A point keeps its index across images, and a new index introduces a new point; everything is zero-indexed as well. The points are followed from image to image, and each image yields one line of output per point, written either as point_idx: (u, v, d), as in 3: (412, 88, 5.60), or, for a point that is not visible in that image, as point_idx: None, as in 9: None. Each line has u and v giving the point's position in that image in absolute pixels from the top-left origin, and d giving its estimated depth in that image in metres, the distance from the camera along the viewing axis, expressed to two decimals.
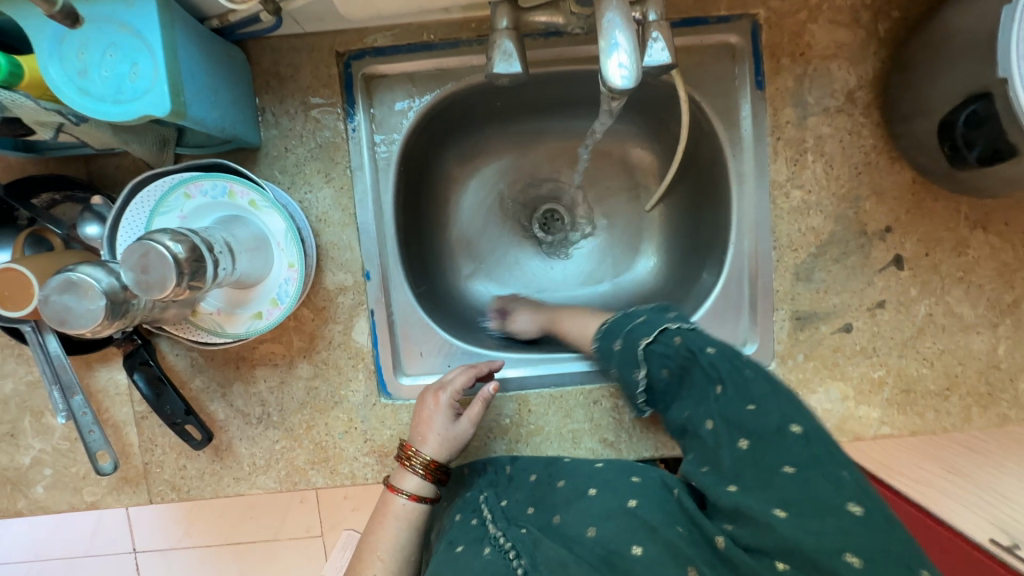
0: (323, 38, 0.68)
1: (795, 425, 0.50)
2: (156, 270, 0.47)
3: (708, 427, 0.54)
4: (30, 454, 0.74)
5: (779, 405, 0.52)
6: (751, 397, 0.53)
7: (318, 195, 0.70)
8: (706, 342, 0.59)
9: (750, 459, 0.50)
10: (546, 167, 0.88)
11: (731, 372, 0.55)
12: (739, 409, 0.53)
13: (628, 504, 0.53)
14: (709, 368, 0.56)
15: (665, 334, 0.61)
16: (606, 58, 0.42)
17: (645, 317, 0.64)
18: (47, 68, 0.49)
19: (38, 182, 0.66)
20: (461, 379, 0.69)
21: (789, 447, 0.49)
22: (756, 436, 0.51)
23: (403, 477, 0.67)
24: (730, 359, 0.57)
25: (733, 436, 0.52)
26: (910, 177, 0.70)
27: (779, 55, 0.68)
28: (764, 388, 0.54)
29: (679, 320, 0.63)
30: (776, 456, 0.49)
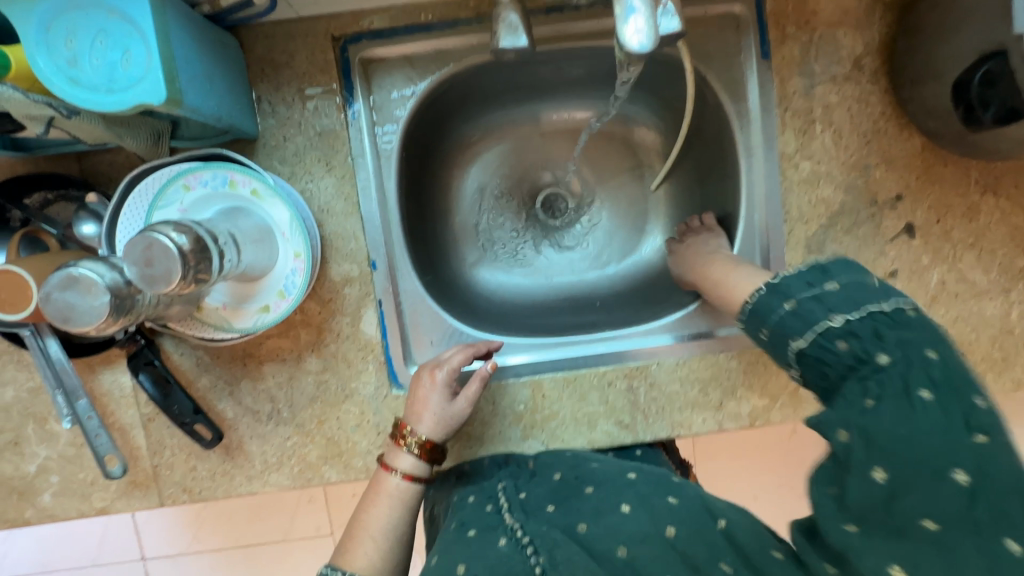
0: (318, 22, 0.66)
1: (961, 472, 0.36)
2: (161, 263, 0.45)
3: (839, 439, 0.40)
4: (35, 462, 0.72)
5: (949, 440, 0.37)
6: (918, 422, 0.38)
7: (319, 184, 0.68)
8: (881, 343, 0.42)
9: (883, 497, 0.37)
10: (548, 150, 0.87)
11: (897, 384, 0.40)
12: (890, 435, 0.38)
13: (666, 533, 0.50)
14: (874, 378, 0.41)
15: (825, 335, 0.44)
16: (623, 24, 0.41)
17: (794, 304, 0.47)
18: (34, 58, 0.47)
19: (31, 182, 0.65)
20: (457, 356, 0.67)
21: (946, 495, 0.36)
22: (908, 467, 0.37)
23: (398, 455, 0.64)
24: (902, 373, 0.40)
25: (869, 459, 0.38)
26: (919, 144, 0.69)
27: (784, 24, 0.67)
28: (940, 419, 0.38)
29: (845, 305, 0.45)
30: (917, 503, 0.37)
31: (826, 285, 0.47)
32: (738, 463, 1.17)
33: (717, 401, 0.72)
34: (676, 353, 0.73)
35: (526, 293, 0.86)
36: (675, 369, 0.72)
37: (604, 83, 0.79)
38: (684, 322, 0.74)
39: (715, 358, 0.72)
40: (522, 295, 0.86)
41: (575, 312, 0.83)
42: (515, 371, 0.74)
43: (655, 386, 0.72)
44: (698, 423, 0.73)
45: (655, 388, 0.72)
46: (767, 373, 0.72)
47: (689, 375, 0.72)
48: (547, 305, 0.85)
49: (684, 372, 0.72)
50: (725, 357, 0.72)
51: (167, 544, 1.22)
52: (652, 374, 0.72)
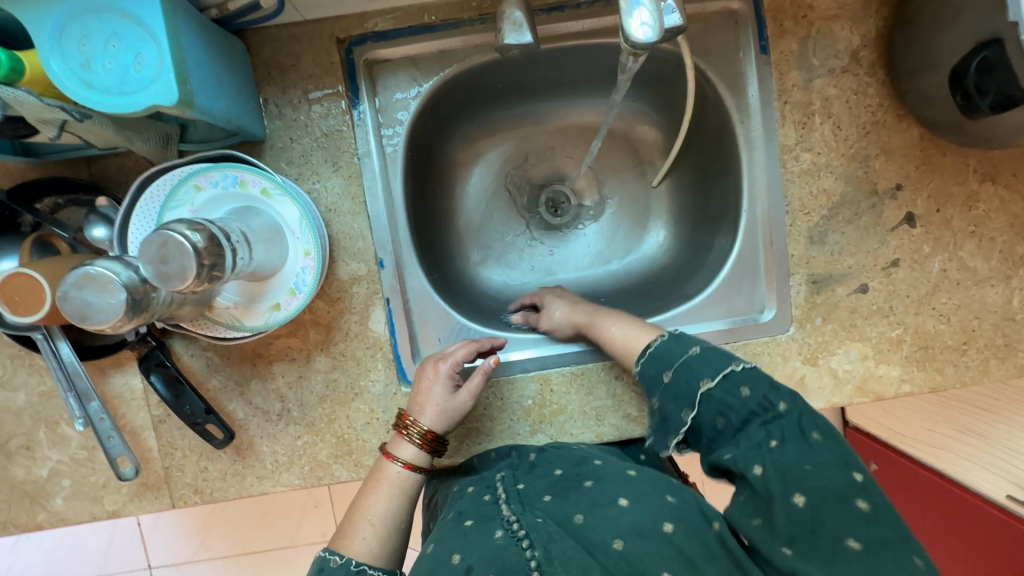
0: (323, 25, 0.67)
1: (860, 500, 0.47)
2: (175, 260, 0.46)
3: (756, 472, 0.49)
4: (48, 466, 0.73)
5: (839, 471, 0.48)
6: (812, 456, 0.49)
7: (326, 184, 0.69)
8: (768, 396, 0.53)
9: (808, 521, 0.46)
10: (550, 148, 0.88)
11: (794, 430, 0.51)
12: (796, 470, 0.48)
13: (663, 528, 0.48)
14: (771, 423, 0.52)
15: (729, 379, 0.55)
16: (628, 16, 0.43)
17: (699, 350, 0.58)
18: (50, 63, 0.48)
19: (39, 187, 0.65)
20: (462, 350, 0.67)
21: (853, 519, 0.46)
22: (818, 496, 0.47)
23: (399, 444, 0.64)
24: (795, 420, 0.52)
25: (788, 489, 0.48)
26: (917, 134, 0.70)
27: (782, 19, 0.68)
28: (827, 454, 0.49)
29: (736, 359, 0.57)
30: (839, 524, 0.45)
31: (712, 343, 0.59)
32: None
33: None
34: None
35: (531, 291, 0.87)
36: None
37: (605, 81, 0.80)
38: (689, 315, 0.75)
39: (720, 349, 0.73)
40: (527, 292, 0.87)
41: None
42: (523, 366, 0.74)
43: None
44: None
45: None
46: (773, 364, 0.73)
47: None
48: None
49: None
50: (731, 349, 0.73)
51: (174, 552, 1.22)
52: None
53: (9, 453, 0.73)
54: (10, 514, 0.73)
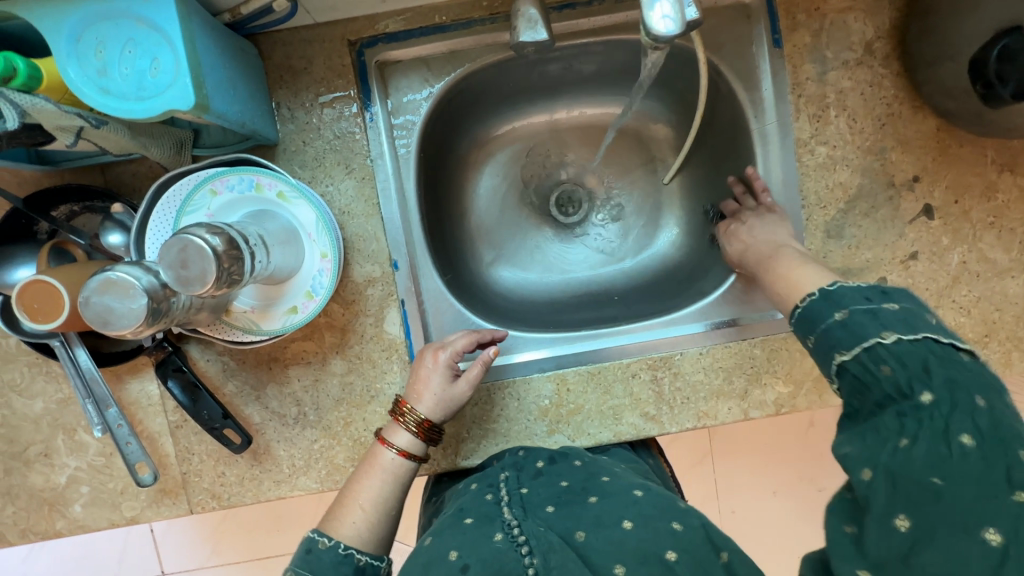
0: (334, 27, 0.67)
1: (993, 530, 0.34)
2: (195, 264, 0.46)
3: (863, 476, 0.38)
4: (66, 473, 0.73)
5: (983, 496, 0.35)
6: (949, 468, 0.36)
7: (340, 187, 0.69)
8: (928, 379, 0.39)
9: (902, 549, 0.36)
10: (561, 148, 0.88)
11: (933, 425, 0.37)
12: (920, 480, 0.36)
13: (667, 554, 0.46)
14: (912, 416, 0.38)
15: (872, 353, 0.42)
16: (649, 11, 0.43)
17: (845, 315, 0.45)
18: (67, 71, 0.48)
19: (56, 194, 0.65)
20: (463, 340, 0.68)
21: (972, 557, 0.34)
22: (932, 520, 0.35)
23: (395, 431, 0.64)
24: (942, 418, 0.37)
25: (893, 506, 0.36)
26: (934, 125, 0.69)
27: (794, 11, 0.68)
28: (975, 470, 0.35)
29: (901, 326, 0.42)
30: (943, 559, 0.35)
31: (882, 305, 0.44)
32: (759, 456, 1.16)
33: (741, 389, 0.72)
34: (698, 342, 0.73)
35: (543, 290, 0.86)
36: (699, 359, 0.72)
37: (615, 79, 0.79)
38: (705, 312, 0.75)
39: (737, 346, 0.72)
40: (541, 291, 0.86)
41: (594, 307, 0.84)
42: (538, 365, 0.74)
43: (679, 377, 0.72)
44: (724, 412, 0.72)
45: (679, 378, 0.72)
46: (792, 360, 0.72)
47: (712, 364, 0.72)
48: (566, 301, 0.85)
49: (707, 362, 0.72)
50: (748, 345, 0.72)
51: (187, 558, 1.22)
52: (676, 364, 0.72)
53: (27, 461, 0.73)
54: (29, 522, 0.73)
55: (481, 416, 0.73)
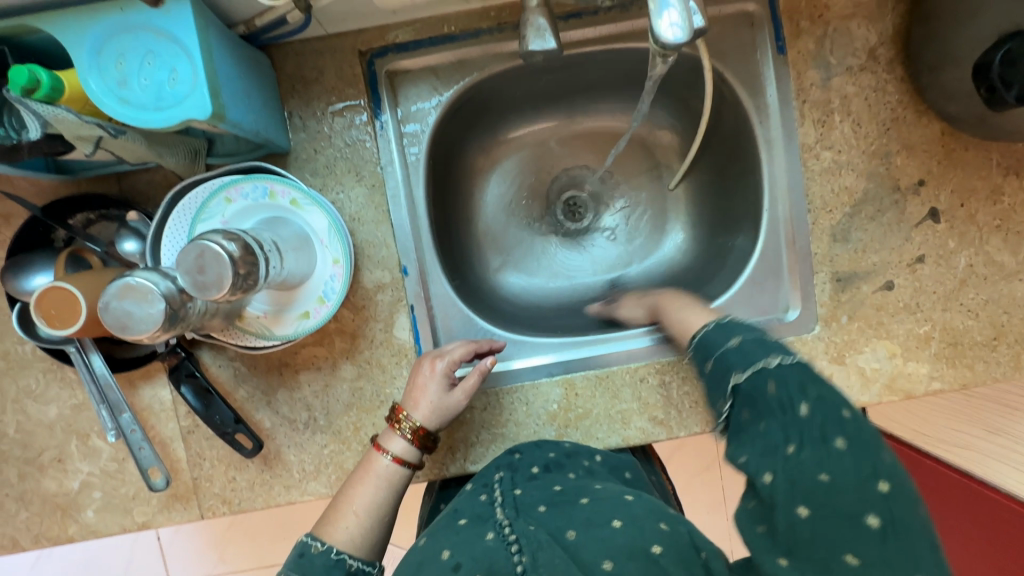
0: (345, 38, 0.68)
1: (874, 515, 0.41)
2: (212, 269, 0.47)
3: (767, 481, 0.43)
4: (79, 479, 0.74)
5: (860, 485, 0.41)
6: (833, 464, 0.42)
7: (350, 194, 0.70)
8: (805, 394, 0.45)
9: (807, 534, 0.42)
10: (567, 155, 0.89)
11: (817, 432, 0.43)
12: (809, 478, 0.42)
13: (651, 548, 0.46)
14: (795, 425, 0.44)
15: (760, 373, 0.46)
16: (657, 18, 0.43)
17: (739, 341, 0.49)
18: (88, 83, 0.50)
19: (72, 204, 0.66)
20: (461, 350, 0.67)
21: (861, 538, 0.40)
22: (825, 509, 0.41)
23: (389, 439, 0.64)
24: (821, 423, 0.43)
25: (794, 501, 0.42)
26: (939, 129, 0.70)
27: (798, 19, 0.69)
28: (851, 464, 0.42)
29: (781, 351, 0.47)
30: (838, 541, 0.41)
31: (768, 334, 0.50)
32: None
33: None
34: None
35: (551, 295, 0.87)
36: None
37: (621, 86, 0.80)
38: None
39: None
40: (549, 297, 0.87)
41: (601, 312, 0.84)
42: (547, 370, 0.74)
43: (688, 381, 0.72)
44: None
45: (688, 383, 0.73)
46: None
47: None
48: (573, 306, 0.86)
49: None
50: None
51: (193, 566, 1.22)
52: (684, 368, 0.72)
53: (41, 466, 0.73)
54: (42, 527, 0.74)
55: (490, 421, 0.73)
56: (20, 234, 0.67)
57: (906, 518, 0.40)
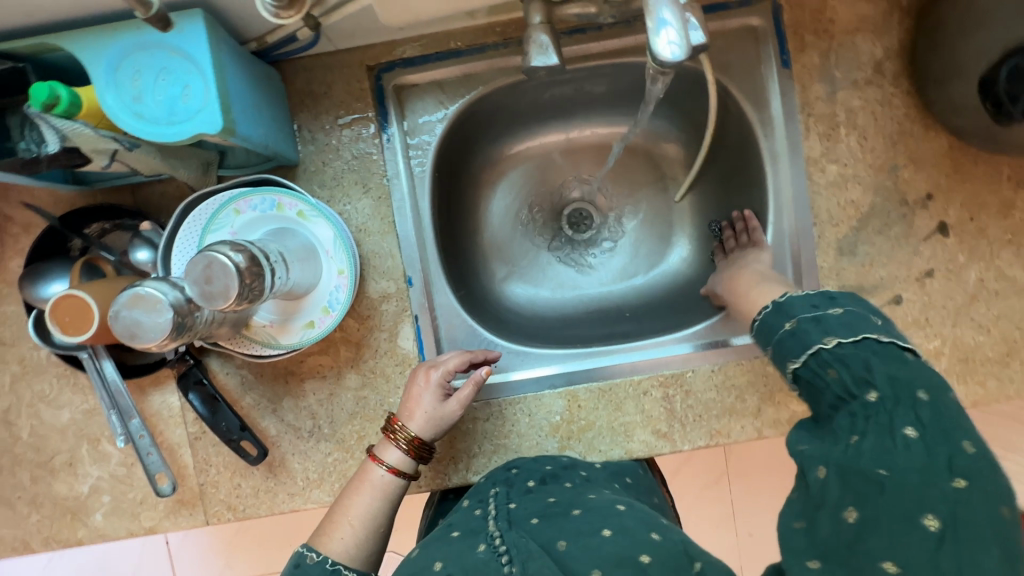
0: (354, 54, 0.70)
1: (931, 517, 0.35)
2: (219, 280, 0.48)
3: (818, 475, 0.39)
4: (88, 482, 0.75)
5: (926, 482, 0.36)
6: (896, 457, 0.37)
7: (357, 206, 0.71)
8: (870, 380, 0.40)
9: (848, 539, 0.36)
10: (573, 166, 0.89)
11: (883, 421, 0.38)
12: (865, 471, 0.37)
13: (640, 559, 0.46)
14: (860, 413, 0.39)
15: (816, 359, 0.42)
16: (654, 37, 0.44)
17: (794, 324, 0.45)
18: (105, 98, 0.51)
19: (89, 214, 0.69)
20: (456, 360, 0.67)
21: (909, 539, 0.35)
22: (877, 510, 0.36)
23: (385, 449, 0.64)
24: (889, 410, 0.38)
25: (843, 499, 0.37)
26: (946, 143, 0.69)
27: (802, 33, 0.69)
28: (918, 457, 0.36)
29: (842, 330, 0.43)
30: (881, 547, 0.35)
31: (830, 310, 0.45)
32: (774, 477, 1.14)
33: (754, 407, 0.72)
34: (710, 359, 0.73)
35: (556, 306, 0.87)
36: (710, 377, 0.72)
37: (625, 100, 0.81)
38: (716, 329, 0.75)
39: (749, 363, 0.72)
40: (553, 308, 0.87)
41: (605, 323, 0.84)
42: (549, 382, 0.74)
43: (691, 395, 0.72)
44: (737, 431, 0.72)
45: (691, 397, 0.72)
46: None
47: (724, 381, 0.72)
48: (577, 318, 0.86)
49: (719, 379, 0.72)
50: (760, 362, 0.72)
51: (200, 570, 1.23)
52: (688, 382, 0.72)
53: (52, 470, 0.75)
54: (53, 530, 0.75)
55: (492, 431, 0.73)
56: (36, 243, 0.68)
57: (974, 521, 0.34)
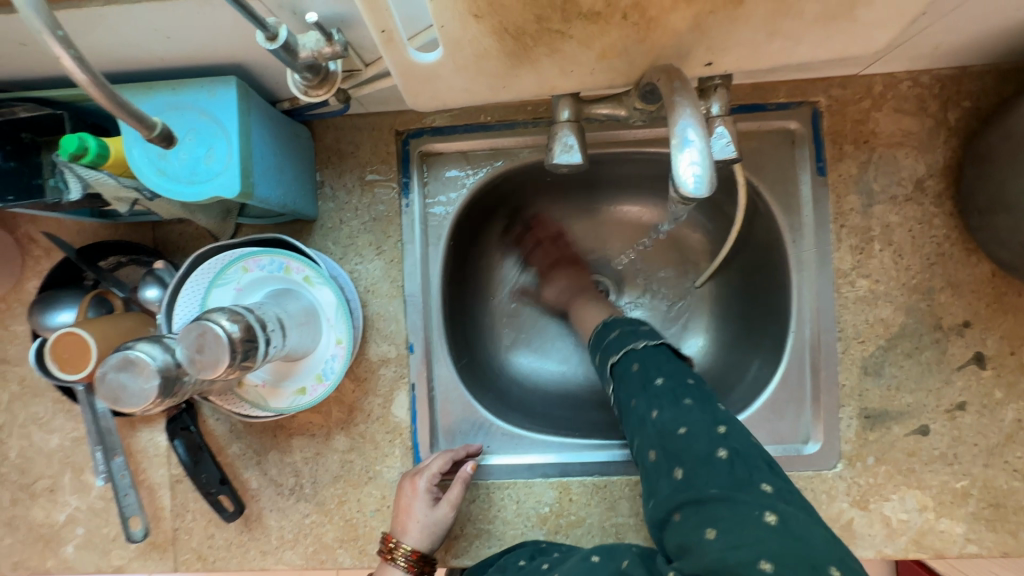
0: (384, 118, 0.71)
1: (722, 450, 0.49)
2: (210, 351, 0.47)
3: (651, 457, 0.53)
4: (65, 512, 0.74)
5: (707, 427, 0.51)
6: (685, 417, 0.52)
7: (368, 267, 0.71)
8: (660, 369, 0.57)
9: (682, 486, 0.49)
10: (592, 239, 0.87)
11: (671, 396, 0.54)
12: (671, 435, 0.52)
13: (620, 564, 0.50)
14: (657, 394, 0.55)
15: (628, 358, 0.60)
16: (676, 156, 0.41)
17: (620, 332, 0.65)
18: (131, 150, 0.52)
19: (108, 247, 0.70)
20: (438, 462, 0.67)
21: (714, 467, 0.48)
22: (689, 460, 0.50)
23: (387, 571, 0.64)
24: (673, 387, 0.55)
25: (669, 465, 0.51)
26: (989, 270, 0.66)
27: (841, 142, 0.67)
28: (697, 414, 0.52)
29: (646, 338, 0.62)
30: (705, 479, 0.48)
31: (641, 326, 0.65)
32: None
33: None
34: None
35: (559, 382, 0.84)
36: None
37: (652, 183, 0.79)
38: None
39: None
40: (557, 385, 0.84)
41: (607, 409, 0.81)
42: (543, 471, 0.71)
43: None
44: None
45: None
46: (817, 502, 0.67)
47: None
48: (580, 399, 0.82)
49: None
50: None
51: None
52: None
53: (33, 494, 0.74)
54: (23, 555, 0.74)
55: (477, 514, 0.70)
56: (53, 270, 0.70)
57: (746, 447, 0.50)
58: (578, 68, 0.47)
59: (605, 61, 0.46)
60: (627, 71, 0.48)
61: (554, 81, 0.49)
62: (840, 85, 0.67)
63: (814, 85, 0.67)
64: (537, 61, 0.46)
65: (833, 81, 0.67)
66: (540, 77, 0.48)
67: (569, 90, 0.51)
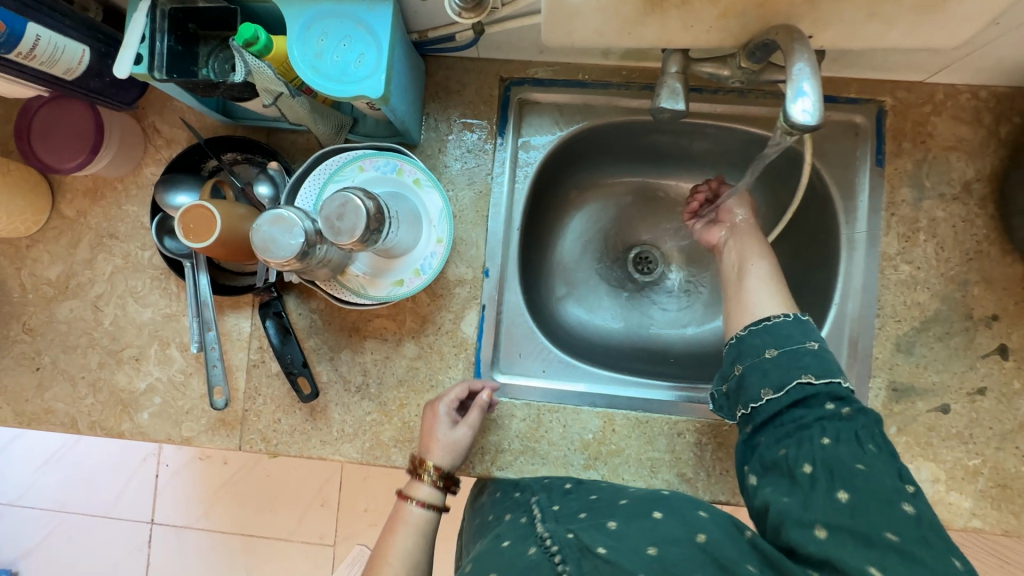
0: (492, 64, 0.78)
1: (907, 504, 0.51)
2: (349, 219, 0.55)
3: (806, 469, 0.54)
4: (146, 380, 0.80)
5: (893, 480, 0.52)
6: (871, 465, 0.53)
7: (458, 194, 0.77)
8: (854, 413, 0.57)
9: (847, 511, 0.51)
10: (649, 212, 0.95)
11: (850, 436, 0.55)
12: (850, 466, 0.53)
13: (696, 538, 0.52)
14: (840, 428, 0.56)
15: (830, 385, 0.58)
16: (789, 102, 0.47)
17: (819, 345, 0.61)
18: (293, 49, 0.59)
19: (230, 144, 0.77)
20: (456, 389, 0.72)
21: (899, 520, 0.49)
22: (864, 495, 0.51)
23: (416, 487, 0.70)
24: (856, 428, 0.56)
25: (836, 485, 0.52)
26: (1020, 272, 0.72)
27: (901, 139, 0.74)
28: (883, 466, 0.53)
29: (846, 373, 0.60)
30: (881, 520, 0.50)
31: None
32: None
33: None
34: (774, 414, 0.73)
35: (604, 335, 0.90)
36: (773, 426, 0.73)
37: (717, 161, 0.87)
38: None
39: None
40: (603, 337, 0.90)
41: (649, 361, 0.88)
42: (591, 400, 0.78)
43: (723, 446, 0.74)
44: None
45: (722, 449, 0.74)
46: None
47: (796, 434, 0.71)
48: (622, 351, 0.89)
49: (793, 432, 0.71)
50: None
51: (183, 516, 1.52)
52: (723, 434, 0.74)
53: (119, 360, 0.81)
54: (101, 416, 0.80)
55: (525, 433, 0.76)
56: (175, 158, 0.77)
57: (932, 517, 0.50)
58: (698, 24, 0.55)
59: (723, 19, 0.54)
60: (737, 33, 0.56)
61: (672, 35, 0.57)
62: (906, 88, 0.74)
63: (883, 86, 0.75)
64: (666, 12, 0.54)
65: (900, 85, 0.74)
66: (662, 29, 0.56)
67: (682, 45, 0.58)
